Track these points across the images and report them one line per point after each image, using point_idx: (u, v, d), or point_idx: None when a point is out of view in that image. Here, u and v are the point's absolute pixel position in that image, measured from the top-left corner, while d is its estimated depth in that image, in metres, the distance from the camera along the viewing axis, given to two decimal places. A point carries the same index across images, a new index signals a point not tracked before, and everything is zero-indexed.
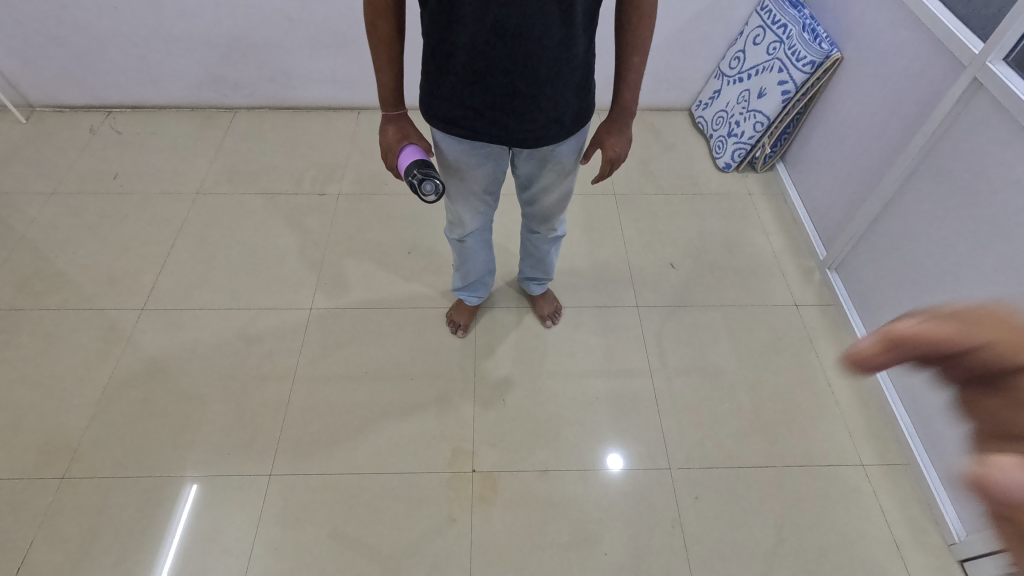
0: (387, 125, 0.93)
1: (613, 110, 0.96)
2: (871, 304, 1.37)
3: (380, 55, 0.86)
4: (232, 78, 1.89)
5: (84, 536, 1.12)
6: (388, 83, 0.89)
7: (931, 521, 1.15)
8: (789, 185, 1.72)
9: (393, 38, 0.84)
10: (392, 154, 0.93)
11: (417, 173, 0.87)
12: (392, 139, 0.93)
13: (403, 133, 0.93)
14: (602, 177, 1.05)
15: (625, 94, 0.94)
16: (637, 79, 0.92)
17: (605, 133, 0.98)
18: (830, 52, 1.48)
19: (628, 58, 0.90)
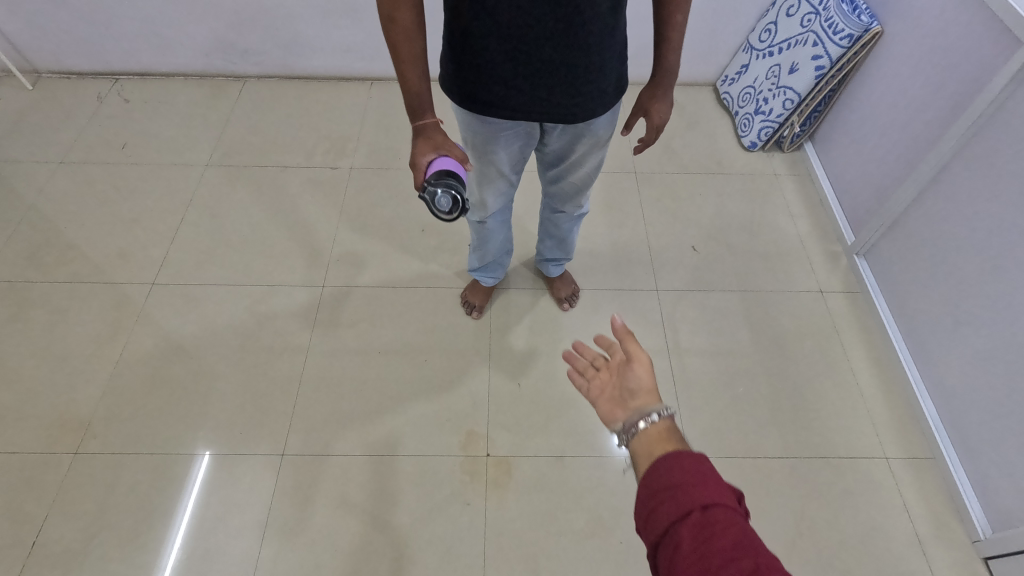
0: (416, 139, 0.84)
1: (656, 73, 0.96)
2: (901, 293, 1.33)
3: (402, 50, 0.79)
4: (242, 46, 1.83)
5: (99, 511, 1.12)
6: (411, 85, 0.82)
7: (955, 517, 1.13)
8: (817, 165, 1.65)
9: (413, 30, 0.77)
10: (419, 169, 0.83)
11: (434, 184, 0.79)
12: (421, 152, 0.83)
13: (433, 144, 0.84)
14: (644, 146, 1.05)
15: (669, 56, 0.94)
16: (679, 38, 0.93)
17: (648, 99, 0.99)
18: (870, 25, 1.40)
19: (671, 17, 0.90)
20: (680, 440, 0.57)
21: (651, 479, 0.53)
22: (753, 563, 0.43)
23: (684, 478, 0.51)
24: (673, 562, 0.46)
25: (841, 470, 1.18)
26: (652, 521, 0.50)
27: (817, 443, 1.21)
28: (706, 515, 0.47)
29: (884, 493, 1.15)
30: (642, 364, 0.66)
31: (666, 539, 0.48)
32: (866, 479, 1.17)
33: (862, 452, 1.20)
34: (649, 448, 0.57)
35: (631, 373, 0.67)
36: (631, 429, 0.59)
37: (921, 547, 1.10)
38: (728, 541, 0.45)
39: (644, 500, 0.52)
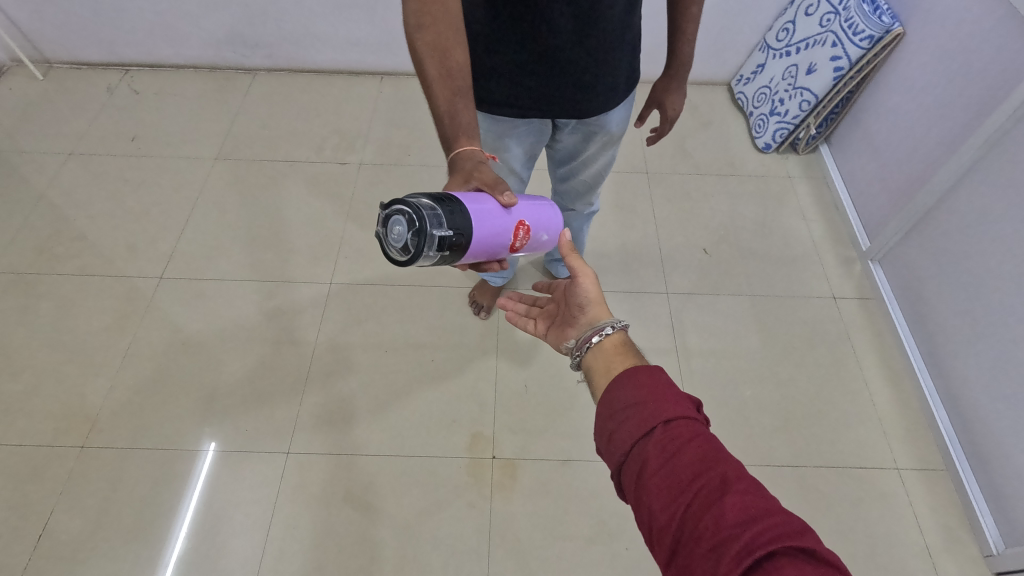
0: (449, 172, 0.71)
1: (669, 65, 0.95)
2: (917, 300, 1.30)
3: (431, 63, 0.70)
4: (253, 39, 1.81)
5: (105, 505, 1.12)
6: (442, 101, 0.71)
7: (968, 530, 1.11)
8: (833, 168, 1.63)
9: (445, 36, 0.69)
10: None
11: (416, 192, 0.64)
12: (455, 186, 0.70)
13: (468, 175, 0.70)
14: (655, 139, 1.04)
15: (683, 48, 0.93)
16: (694, 30, 0.92)
17: (662, 92, 0.98)
18: (891, 26, 1.37)
19: (687, 8, 0.89)
20: (630, 348, 0.64)
21: (613, 402, 0.55)
22: (715, 470, 0.46)
23: (645, 397, 0.53)
24: (641, 476, 0.48)
25: (852, 479, 1.16)
26: (617, 442, 0.52)
27: (827, 452, 1.19)
28: (669, 430, 0.49)
29: (895, 504, 1.13)
30: (588, 278, 0.71)
31: (633, 456, 0.50)
32: (877, 490, 1.15)
33: (873, 462, 1.18)
34: (607, 360, 0.63)
35: (577, 287, 0.71)
36: (587, 345, 0.66)
37: (931, 560, 1.08)
38: (693, 453, 0.47)
39: (607, 421, 0.55)
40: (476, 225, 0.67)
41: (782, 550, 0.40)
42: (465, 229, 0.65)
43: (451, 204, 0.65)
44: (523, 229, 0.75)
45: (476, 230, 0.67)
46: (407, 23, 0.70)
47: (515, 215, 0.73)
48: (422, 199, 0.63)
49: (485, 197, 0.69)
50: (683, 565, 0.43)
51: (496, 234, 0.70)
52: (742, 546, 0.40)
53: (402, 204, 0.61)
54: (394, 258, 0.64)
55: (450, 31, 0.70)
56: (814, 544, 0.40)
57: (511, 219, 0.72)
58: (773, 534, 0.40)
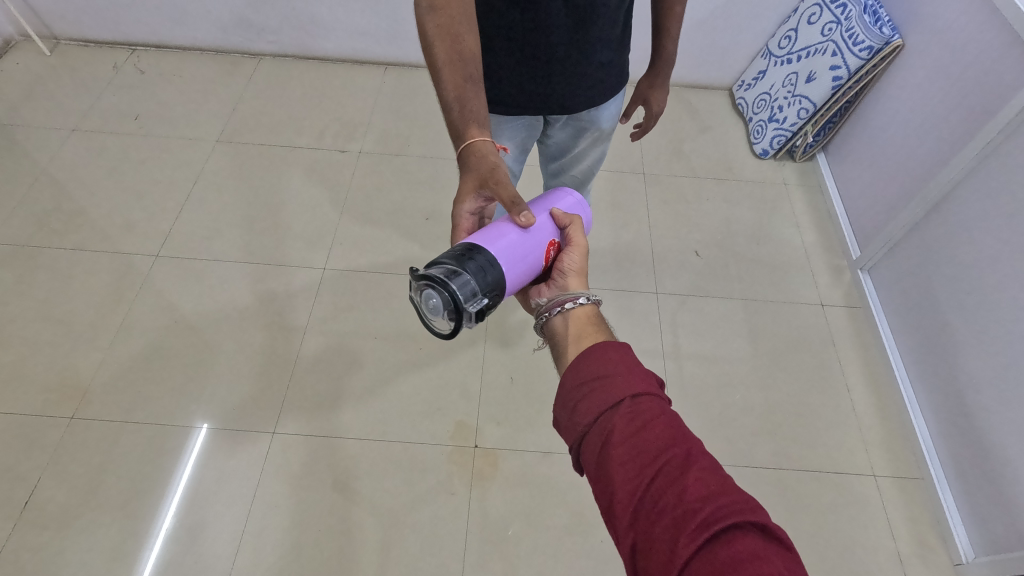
0: (466, 171, 0.72)
1: (654, 63, 0.97)
2: (902, 309, 1.32)
3: (441, 47, 0.70)
4: (259, 24, 1.83)
5: (92, 476, 1.14)
6: (451, 89, 0.71)
7: (938, 537, 1.13)
8: (828, 176, 1.64)
9: (457, 21, 0.70)
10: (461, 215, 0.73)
11: (450, 261, 0.64)
12: (470, 187, 0.71)
13: (483, 180, 0.70)
14: (638, 136, 1.05)
15: (667, 46, 0.94)
16: (678, 27, 0.93)
17: (648, 88, 0.99)
18: (891, 38, 1.38)
19: (670, 6, 0.90)
20: (599, 321, 0.65)
21: (578, 373, 0.56)
22: (679, 446, 0.47)
23: (612, 370, 0.54)
24: (607, 448, 0.50)
25: (828, 484, 1.17)
26: (582, 413, 0.53)
27: (804, 455, 1.21)
28: (635, 404, 0.51)
29: (869, 509, 1.15)
30: (578, 249, 0.72)
31: (598, 428, 0.51)
32: (852, 494, 1.17)
33: (850, 468, 1.20)
34: (578, 328, 0.64)
35: (564, 256, 0.73)
36: (558, 309, 0.66)
37: (901, 566, 1.10)
38: (659, 428, 0.49)
39: (571, 392, 0.55)
40: (507, 268, 0.67)
41: (739, 525, 0.42)
42: (499, 280, 0.66)
43: (477, 263, 0.64)
44: (553, 248, 0.73)
45: (507, 272, 0.68)
46: (420, 7, 0.70)
47: (543, 238, 0.71)
48: (449, 278, 0.62)
49: (509, 231, 0.69)
50: (643, 535, 0.45)
51: (522, 266, 0.69)
52: (703, 519, 0.42)
53: (437, 293, 0.62)
54: (446, 329, 0.68)
55: (461, 17, 0.70)
56: (767, 520, 0.42)
57: (538, 246, 0.70)
58: (733, 510, 0.42)
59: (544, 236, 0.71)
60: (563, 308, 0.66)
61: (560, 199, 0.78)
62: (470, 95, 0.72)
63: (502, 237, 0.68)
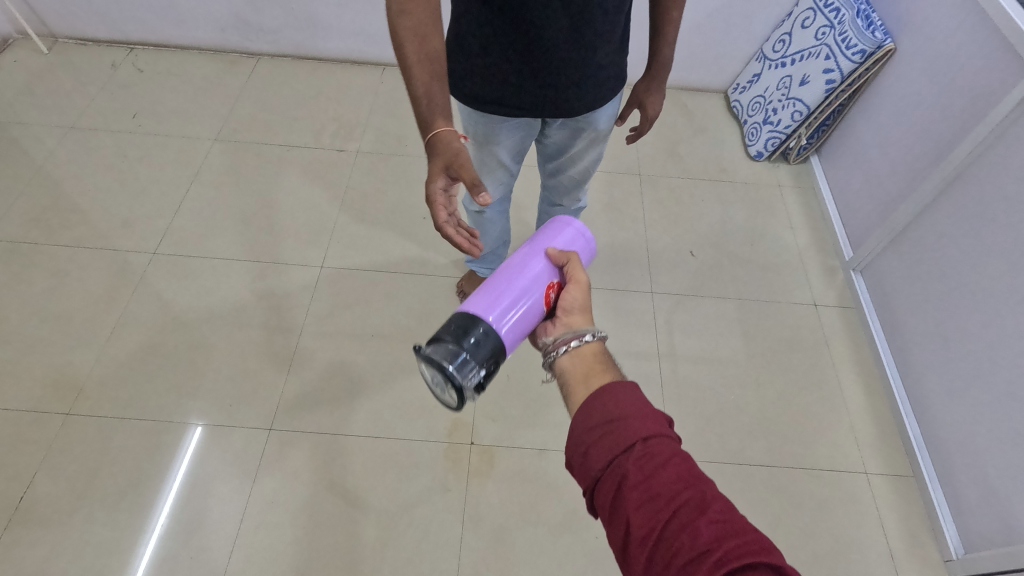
0: (432, 157, 0.76)
1: (650, 67, 0.98)
2: (894, 309, 1.33)
3: (411, 46, 0.74)
4: (259, 24, 1.84)
5: (88, 472, 1.14)
6: (420, 85, 0.75)
7: (929, 534, 1.14)
8: (822, 178, 1.66)
9: (426, 24, 0.73)
10: (436, 197, 0.76)
11: (450, 337, 0.66)
12: (437, 173, 0.75)
13: (450, 164, 0.74)
14: (635, 139, 1.06)
15: (663, 50, 0.96)
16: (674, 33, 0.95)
17: (643, 91, 0.99)
18: (884, 42, 1.40)
19: (666, 12, 0.92)
20: (606, 358, 0.66)
21: (589, 417, 0.56)
22: (693, 487, 0.48)
23: (623, 414, 0.54)
24: (621, 492, 0.50)
25: (820, 481, 1.19)
26: (595, 457, 0.53)
27: (798, 453, 1.22)
28: (647, 447, 0.51)
29: (861, 506, 1.16)
30: (578, 286, 0.73)
31: (611, 472, 0.52)
32: (844, 492, 1.18)
33: (842, 466, 1.21)
34: (586, 367, 0.65)
35: (565, 294, 0.73)
36: (565, 348, 0.67)
37: (892, 562, 1.11)
38: (671, 471, 0.50)
39: (582, 436, 0.55)
40: (506, 333, 0.69)
41: (754, 565, 0.43)
42: (499, 348, 0.68)
43: (476, 336, 0.66)
44: (553, 289, 0.74)
45: (507, 337, 0.69)
46: (389, 6, 0.73)
47: (542, 287, 0.73)
48: (448, 356, 0.64)
49: (506, 294, 0.70)
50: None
51: (523, 324, 0.71)
52: (718, 560, 0.43)
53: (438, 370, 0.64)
54: (452, 402, 0.70)
55: (430, 18, 0.73)
56: (780, 560, 0.43)
57: (537, 299, 0.72)
58: (747, 551, 0.43)
59: (541, 286, 0.73)
60: (564, 347, 0.67)
61: (559, 231, 0.79)
62: (436, 90, 0.76)
63: (500, 299, 0.70)
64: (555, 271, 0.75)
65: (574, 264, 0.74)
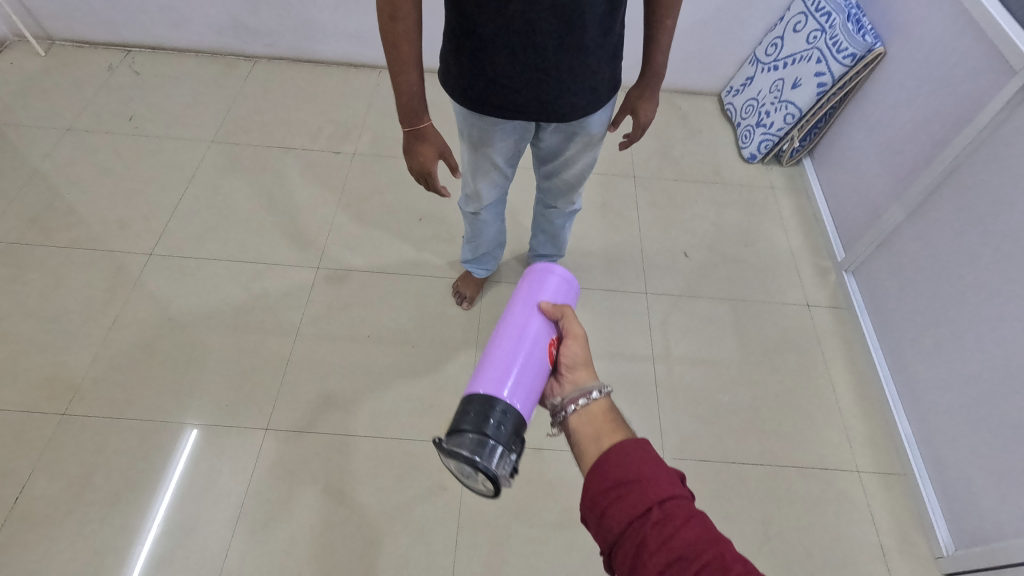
0: (419, 147, 0.88)
1: (643, 74, 0.99)
2: (884, 309, 1.35)
3: (401, 52, 0.78)
4: (256, 27, 1.85)
5: (83, 473, 1.14)
6: (410, 87, 0.81)
7: (920, 532, 1.15)
8: (814, 180, 1.67)
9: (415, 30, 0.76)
10: (432, 176, 0.90)
11: (470, 427, 0.63)
12: (428, 160, 0.89)
13: (438, 150, 0.89)
14: (629, 144, 1.06)
15: (657, 58, 0.96)
16: (668, 41, 0.95)
17: (636, 98, 1.00)
18: (874, 45, 1.42)
19: (660, 20, 0.92)
20: (614, 415, 0.67)
21: (604, 478, 0.57)
22: (712, 549, 0.49)
23: (638, 475, 0.55)
24: (640, 555, 0.51)
25: (813, 479, 1.20)
26: (612, 519, 0.54)
27: (790, 452, 1.23)
28: (664, 509, 0.52)
29: (853, 504, 1.17)
30: (577, 340, 0.75)
31: (629, 534, 0.52)
32: (837, 490, 1.19)
33: (834, 464, 1.22)
34: (595, 427, 0.65)
35: (565, 349, 0.75)
36: (573, 407, 0.68)
37: (884, 559, 1.12)
38: (689, 532, 0.50)
39: (599, 497, 0.56)
40: (523, 403, 0.68)
41: None
42: (520, 421, 0.66)
43: (496, 419, 0.64)
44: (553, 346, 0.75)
45: (524, 406, 0.68)
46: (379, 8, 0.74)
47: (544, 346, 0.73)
48: (474, 450, 0.61)
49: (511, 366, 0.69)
50: None
51: (535, 388, 0.70)
52: None
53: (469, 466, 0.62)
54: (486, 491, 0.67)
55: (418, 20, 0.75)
56: None
57: (541, 359, 0.72)
58: None
59: (540, 344, 0.73)
60: (573, 402, 0.68)
61: (543, 281, 0.78)
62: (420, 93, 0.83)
63: (506, 372, 0.69)
64: (550, 326, 0.75)
65: (569, 317, 0.76)
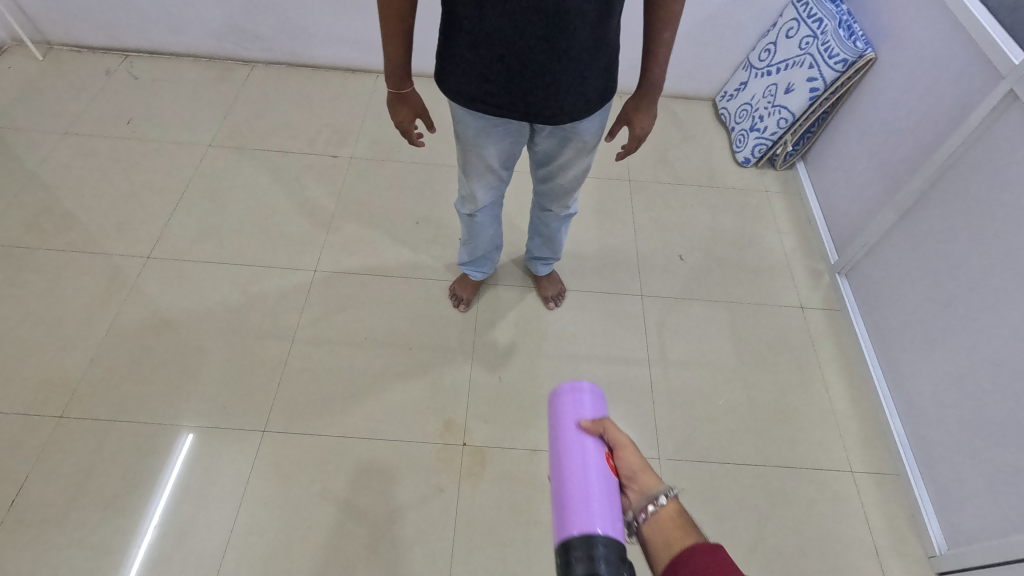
0: (398, 106, 0.93)
1: (641, 85, 0.94)
2: (877, 311, 1.36)
3: (390, 28, 0.82)
4: (254, 32, 1.86)
5: (80, 476, 1.14)
6: (394, 59, 0.86)
7: (914, 532, 1.16)
8: (808, 184, 1.69)
9: (406, 7, 0.80)
10: (410, 133, 0.97)
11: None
12: (405, 119, 0.95)
13: (415, 111, 0.95)
14: (626, 153, 1.06)
15: (654, 70, 0.92)
16: (666, 54, 0.90)
17: (633, 109, 0.98)
18: (864, 51, 1.44)
19: (659, 32, 0.87)
20: (689, 520, 0.60)
21: None
22: None
23: None
24: None
25: (807, 479, 1.21)
26: None
27: (785, 452, 1.24)
28: None
29: (847, 504, 1.18)
30: (629, 449, 0.66)
31: None
32: (831, 490, 1.20)
33: (827, 464, 1.23)
34: (667, 536, 0.59)
35: (621, 462, 0.66)
36: (643, 515, 0.62)
37: (878, 559, 1.13)
38: None
39: None
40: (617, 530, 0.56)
41: None
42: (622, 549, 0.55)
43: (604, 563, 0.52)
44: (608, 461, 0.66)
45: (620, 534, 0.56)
46: None
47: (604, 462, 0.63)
48: None
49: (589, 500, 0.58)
50: None
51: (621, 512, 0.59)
52: None
53: None
54: None
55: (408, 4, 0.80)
56: None
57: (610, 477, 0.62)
58: None
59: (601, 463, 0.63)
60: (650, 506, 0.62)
61: (574, 399, 0.69)
62: (406, 62, 0.88)
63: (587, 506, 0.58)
64: (598, 441, 0.66)
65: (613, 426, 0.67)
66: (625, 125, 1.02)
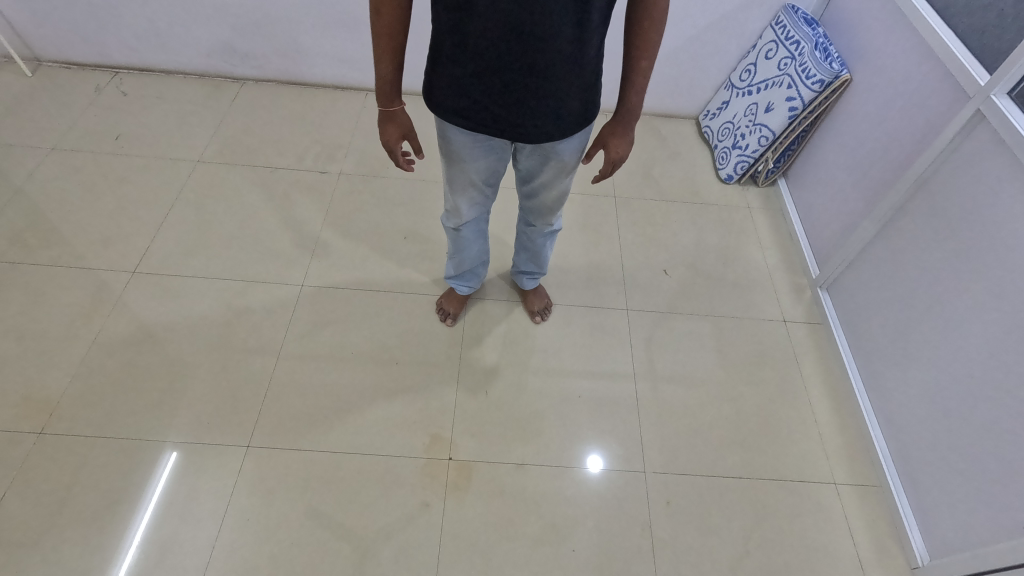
0: (385, 124, 0.93)
1: (618, 111, 0.96)
2: (857, 324, 1.38)
3: (381, 43, 0.84)
4: (245, 50, 1.88)
5: (59, 495, 1.12)
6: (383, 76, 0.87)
7: (896, 543, 1.17)
8: (789, 200, 1.73)
9: (396, 24, 0.83)
10: (396, 153, 0.96)
11: None
12: (392, 138, 0.94)
13: (402, 130, 0.94)
14: (603, 178, 1.05)
15: (632, 97, 0.94)
16: (644, 82, 0.93)
17: (609, 134, 0.98)
18: (840, 72, 1.48)
19: (636, 61, 0.90)
20: None
21: None
22: None
23: None
24: None
25: (792, 492, 1.22)
26: None
27: (769, 465, 1.25)
28: None
29: (831, 516, 1.19)
30: None
31: None
32: (815, 502, 1.21)
33: (812, 477, 1.24)
34: None
35: None
36: None
37: (862, 569, 1.14)
38: None
39: None
40: None
41: None
42: None
43: None
44: None
45: None
46: None
47: None
48: None
49: None
50: None
51: None
52: None
53: None
54: None
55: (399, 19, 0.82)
56: None
57: None
58: None
59: None
60: None
61: None
62: (397, 79, 0.89)
63: None
64: None
65: None
66: (602, 149, 1.02)
